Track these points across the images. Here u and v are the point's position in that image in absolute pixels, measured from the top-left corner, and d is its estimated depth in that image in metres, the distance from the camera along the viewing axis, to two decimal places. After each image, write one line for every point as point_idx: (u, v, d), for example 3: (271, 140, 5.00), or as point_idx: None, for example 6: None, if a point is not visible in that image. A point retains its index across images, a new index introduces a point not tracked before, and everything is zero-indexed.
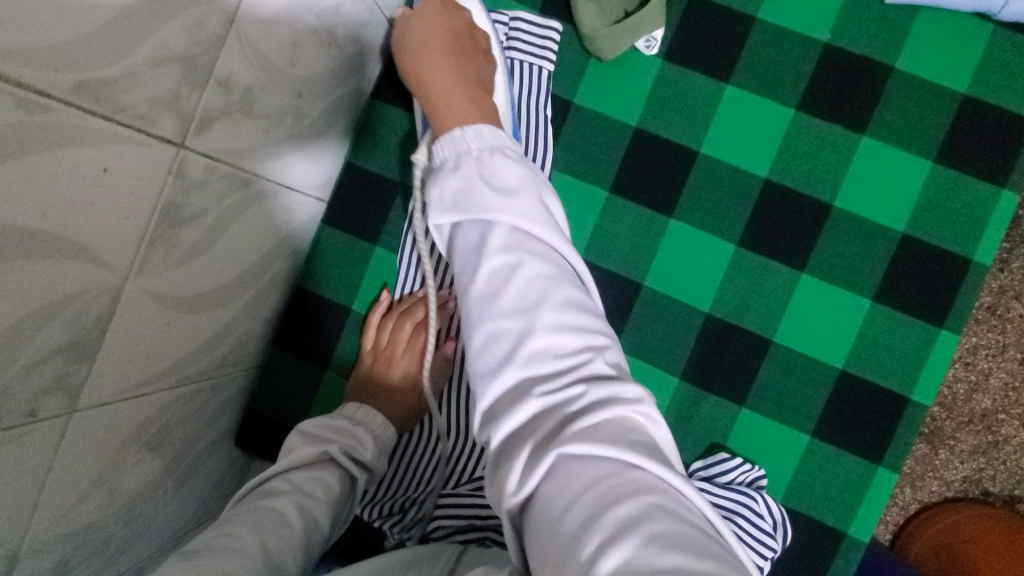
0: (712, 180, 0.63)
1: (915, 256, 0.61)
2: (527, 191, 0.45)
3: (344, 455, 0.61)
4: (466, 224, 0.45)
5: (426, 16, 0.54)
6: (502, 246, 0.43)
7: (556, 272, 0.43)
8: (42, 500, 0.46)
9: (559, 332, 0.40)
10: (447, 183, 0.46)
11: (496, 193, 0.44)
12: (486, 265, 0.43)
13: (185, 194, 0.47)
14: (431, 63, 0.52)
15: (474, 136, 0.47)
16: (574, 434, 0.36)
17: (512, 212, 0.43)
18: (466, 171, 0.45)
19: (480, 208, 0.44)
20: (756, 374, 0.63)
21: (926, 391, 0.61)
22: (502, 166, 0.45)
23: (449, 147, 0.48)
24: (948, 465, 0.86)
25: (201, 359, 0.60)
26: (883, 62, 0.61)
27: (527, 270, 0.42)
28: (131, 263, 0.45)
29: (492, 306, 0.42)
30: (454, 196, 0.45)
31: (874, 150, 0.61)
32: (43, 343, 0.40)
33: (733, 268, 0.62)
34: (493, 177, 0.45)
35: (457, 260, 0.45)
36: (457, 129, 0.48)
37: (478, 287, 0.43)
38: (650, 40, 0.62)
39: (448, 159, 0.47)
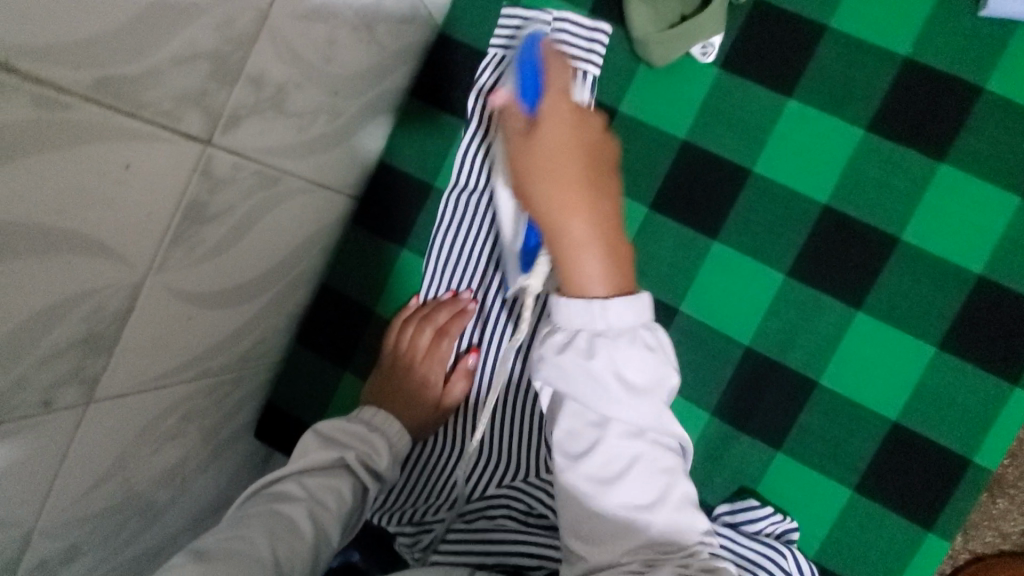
0: (764, 203, 0.58)
1: (989, 301, 0.54)
2: (654, 387, 0.45)
3: (360, 463, 0.60)
4: (584, 405, 0.46)
5: (550, 123, 0.45)
6: (623, 434, 0.45)
7: (671, 460, 0.45)
8: (56, 484, 0.47)
9: (667, 522, 0.44)
10: (570, 365, 0.44)
11: (624, 390, 0.44)
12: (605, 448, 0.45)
13: (210, 192, 0.46)
14: (557, 183, 0.44)
15: (612, 315, 0.44)
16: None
17: (640, 407, 0.44)
18: (599, 361, 0.44)
19: (605, 398, 0.44)
20: (797, 418, 0.58)
21: (991, 454, 0.55)
22: (634, 356, 0.44)
23: (584, 324, 0.45)
24: (1008, 516, 0.75)
25: (224, 353, 0.60)
26: (970, 82, 0.54)
27: (643, 462, 0.44)
28: (151, 260, 0.44)
29: (605, 487, 0.45)
30: (580, 377, 0.44)
31: (953, 180, 0.55)
32: (58, 337, 0.40)
33: (780, 299, 0.57)
34: (626, 371, 0.44)
35: (572, 433, 0.46)
36: (598, 304, 0.44)
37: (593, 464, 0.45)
38: (708, 47, 0.57)
39: (580, 341, 0.45)
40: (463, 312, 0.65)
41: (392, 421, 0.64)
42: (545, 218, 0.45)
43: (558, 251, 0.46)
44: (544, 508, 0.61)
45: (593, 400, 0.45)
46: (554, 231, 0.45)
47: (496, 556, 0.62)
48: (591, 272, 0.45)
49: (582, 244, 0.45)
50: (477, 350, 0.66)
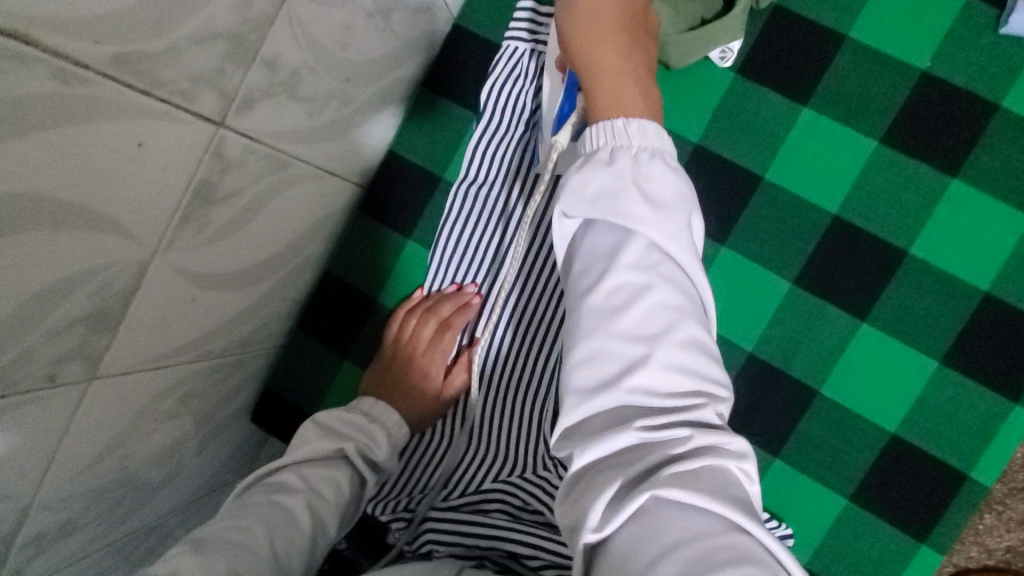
0: (774, 209, 0.58)
1: (995, 318, 0.54)
2: (678, 210, 0.39)
3: (359, 453, 0.61)
4: (600, 226, 0.40)
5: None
6: (637, 261, 0.38)
7: (688, 305, 0.38)
8: (55, 460, 0.47)
9: (673, 372, 0.36)
10: (589, 177, 0.40)
11: (646, 204, 0.39)
12: (615, 277, 0.38)
13: (221, 173, 0.46)
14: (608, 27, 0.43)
15: (636, 131, 0.40)
16: (670, 476, 0.33)
17: (659, 228, 0.38)
18: (619, 172, 0.40)
19: (622, 214, 0.39)
20: (797, 425, 0.58)
21: (988, 470, 0.55)
22: (660, 174, 0.40)
23: (609, 134, 0.41)
24: (993, 531, 0.76)
25: (225, 336, 0.60)
26: (986, 99, 0.54)
27: (657, 296, 0.38)
28: (160, 240, 0.44)
29: (609, 321, 0.38)
30: (597, 190, 0.39)
31: (964, 195, 0.55)
32: (64, 313, 0.40)
33: (785, 307, 0.58)
34: (647, 184, 0.39)
35: (581, 263, 0.40)
36: (621, 119, 0.41)
37: (599, 297, 0.38)
38: (726, 51, 0.56)
39: (602, 149, 0.41)
40: (465, 306, 0.65)
41: (391, 411, 0.64)
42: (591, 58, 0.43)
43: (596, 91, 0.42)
44: (539, 504, 0.59)
45: (609, 217, 0.39)
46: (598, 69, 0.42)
47: (484, 543, 0.59)
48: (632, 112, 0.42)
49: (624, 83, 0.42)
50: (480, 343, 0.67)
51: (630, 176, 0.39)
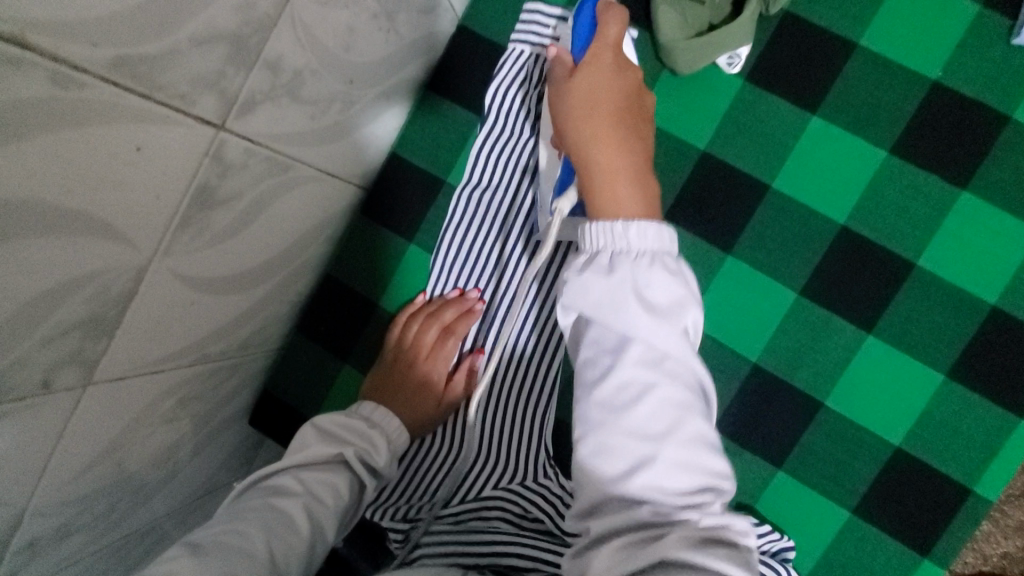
0: (781, 219, 0.57)
1: (1003, 332, 0.54)
2: (678, 311, 0.42)
3: (359, 457, 0.59)
4: (603, 328, 0.43)
5: (598, 59, 0.50)
6: (639, 362, 0.42)
7: (689, 399, 0.42)
8: (49, 466, 0.47)
9: (678, 464, 0.40)
10: (589, 281, 0.43)
11: (647, 310, 0.42)
12: (620, 378, 0.42)
13: (221, 176, 0.45)
14: (600, 128, 0.47)
15: (634, 236, 0.44)
16: (684, 547, 0.37)
17: (659, 332, 0.42)
18: (619, 277, 0.42)
19: (624, 321, 0.42)
20: (800, 437, 0.57)
21: (993, 484, 0.54)
22: (659, 277, 0.42)
23: (607, 239, 0.44)
24: (989, 538, 0.76)
25: (223, 340, 0.59)
26: (997, 110, 0.53)
27: (660, 394, 0.41)
28: (158, 244, 0.43)
29: (616, 420, 0.42)
30: (600, 298, 0.43)
31: (973, 207, 0.54)
32: (59, 319, 0.39)
33: (791, 317, 0.57)
34: (647, 290, 0.42)
35: (587, 361, 0.44)
36: (620, 222, 0.44)
37: (606, 396, 0.42)
38: (733, 57, 0.56)
39: (602, 254, 0.44)
40: (468, 310, 0.64)
41: (392, 416, 0.63)
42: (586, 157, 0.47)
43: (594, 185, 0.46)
44: (541, 512, 0.61)
45: (613, 322, 0.42)
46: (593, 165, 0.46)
47: None
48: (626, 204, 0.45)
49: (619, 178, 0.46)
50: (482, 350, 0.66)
51: (630, 284, 0.42)
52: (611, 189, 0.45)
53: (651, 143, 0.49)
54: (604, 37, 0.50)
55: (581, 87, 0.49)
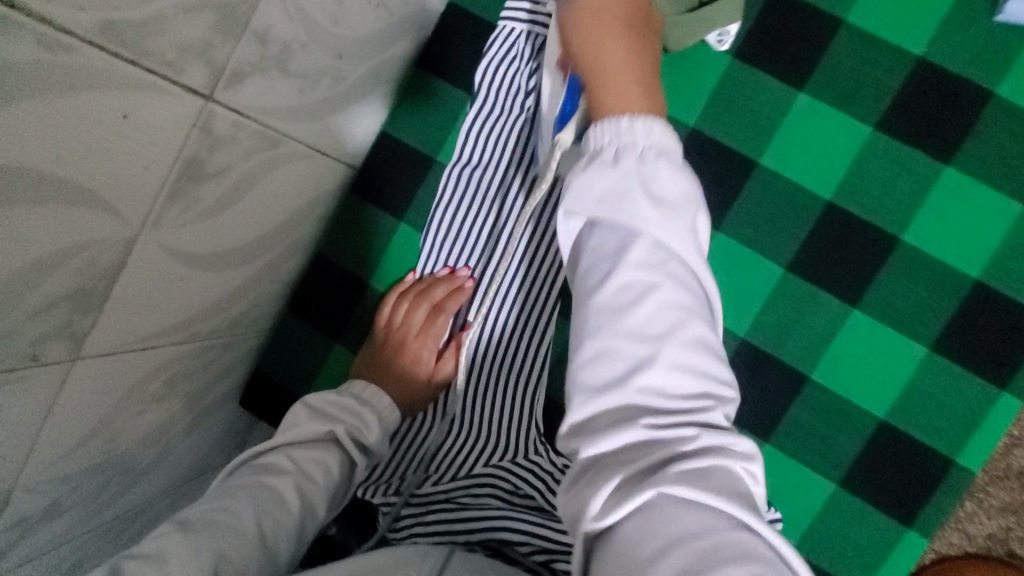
0: (768, 194, 0.57)
1: (984, 307, 0.55)
2: (683, 209, 0.40)
3: (350, 436, 0.60)
4: (604, 227, 0.40)
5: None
6: (641, 261, 0.39)
7: (693, 304, 0.39)
8: (40, 441, 0.46)
9: (679, 371, 0.37)
10: (593, 173, 0.41)
11: (651, 203, 0.39)
12: (620, 277, 0.38)
13: (209, 149, 0.45)
14: (603, 25, 0.46)
15: (640, 132, 0.41)
16: (677, 476, 0.33)
17: (663, 228, 0.39)
18: (623, 170, 0.40)
19: (627, 215, 0.39)
20: (787, 410, 0.58)
21: (974, 456, 0.55)
22: (667, 173, 0.40)
23: (612, 134, 0.42)
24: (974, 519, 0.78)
25: (213, 318, 0.59)
26: (981, 87, 0.54)
27: (662, 295, 0.38)
28: (146, 217, 0.43)
29: (614, 321, 0.38)
30: (603, 191, 0.40)
31: (956, 183, 0.55)
32: (47, 290, 0.39)
33: (778, 292, 0.58)
34: (652, 184, 0.40)
35: (586, 264, 0.41)
36: (624, 117, 0.41)
37: (605, 298, 0.39)
38: (723, 34, 0.56)
39: (607, 148, 0.41)
40: (459, 289, 0.65)
41: (382, 394, 0.64)
42: (588, 55, 0.45)
43: (593, 81, 0.44)
44: (531, 489, 0.61)
45: (615, 218, 0.39)
46: (595, 63, 0.45)
47: (476, 536, 0.60)
48: (628, 96, 0.43)
49: (621, 73, 0.44)
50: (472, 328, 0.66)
51: (635, 177, 0.40)
52: (610, 84, 0.44)
53: (658, 52, 0.48)
54: None
55: None
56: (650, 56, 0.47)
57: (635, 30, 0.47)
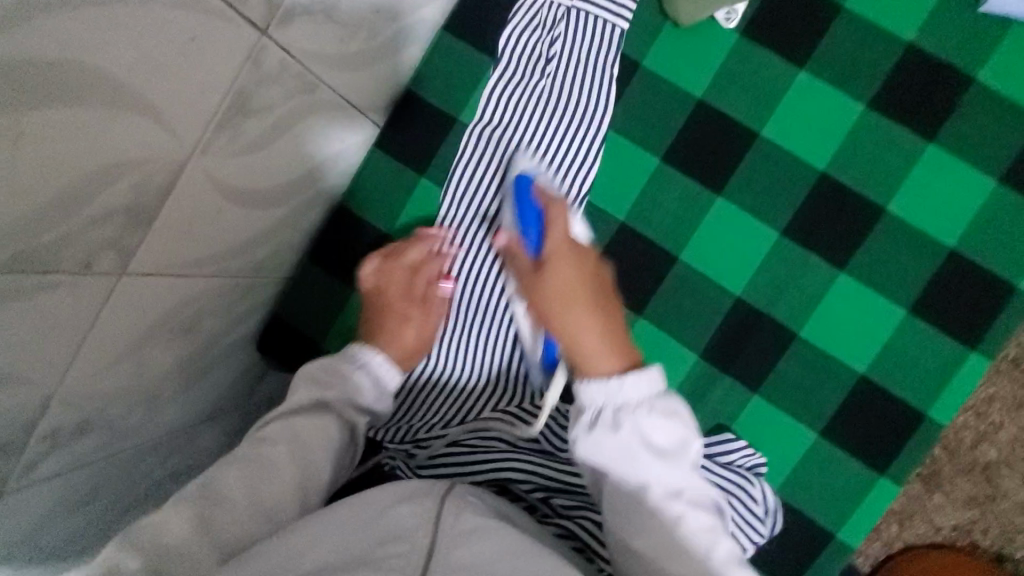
0: (767, 163, 0.62)
1: (958, 272, 0.60)
2: (679, 447, 0.52)
3: (341, 399, 0.61)
4: (623, 478, 0.52)
5: (557, 252, 0.57)
6: (664, 502, 0.51)
7: (711, 519, 0.51)
8: (80, 353, 0.49)
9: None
10: (600, 440, 0.52)
11: (654, 454, 0.51)
12: (653, 518, 0.50)
13: (256, 85, 0.48)
14: (573, 304, 0.56)
15: (629, 387, 0.52)
16: None
17: (670, 472, 0.51)
18: (627, 429, 0.51)
19: (641, 468, 0.51)
20: (775, 365, 0.62)
21: (944, 411, 0.60)
22: (660, 425, 0.52)
23: (605, 393, 0.53)
24: (941, 509, 0.89)
25: (241, 256, 0.62)
26: (963, 72, 0.59)
27: (688, 522, 0.50)
28: (197, 142, 0.46)
29: (659, 555, 0.49)
30: (616, 453, 0.51)
31: (938, 159, 0.60)
32: (106, 201, 0.42)
33: (772, 255, 0.62)
34: (651, 436, 0.52)
35: (614, 506, 0.52)
36: (612, 378, 0.53)
37: (644, 536, 0.50)
38: (731, 12, 0.61)
39: (606, 410, 0.53)
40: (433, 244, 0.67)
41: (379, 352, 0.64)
42: (564, 332, 0.56)
43: (579, 352, 0.55)
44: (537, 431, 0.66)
45: (631, 473, 0.51)
46: (575, 340, 0.55)
47: (484, 470, 0.63)
48: (607, 362, 0.54)
49: (598, 339, 0.55)
50: (449, 277, 0.69)
51: (637, 436, 0.51)
52: (593, 362, 0.54)
53: (616, 298, 0.59)
54: (553, 229, 0.58)
55: (544, 274, 0.57)
56: (614, 309, 0.58)
57: (598, 294, 0.57)
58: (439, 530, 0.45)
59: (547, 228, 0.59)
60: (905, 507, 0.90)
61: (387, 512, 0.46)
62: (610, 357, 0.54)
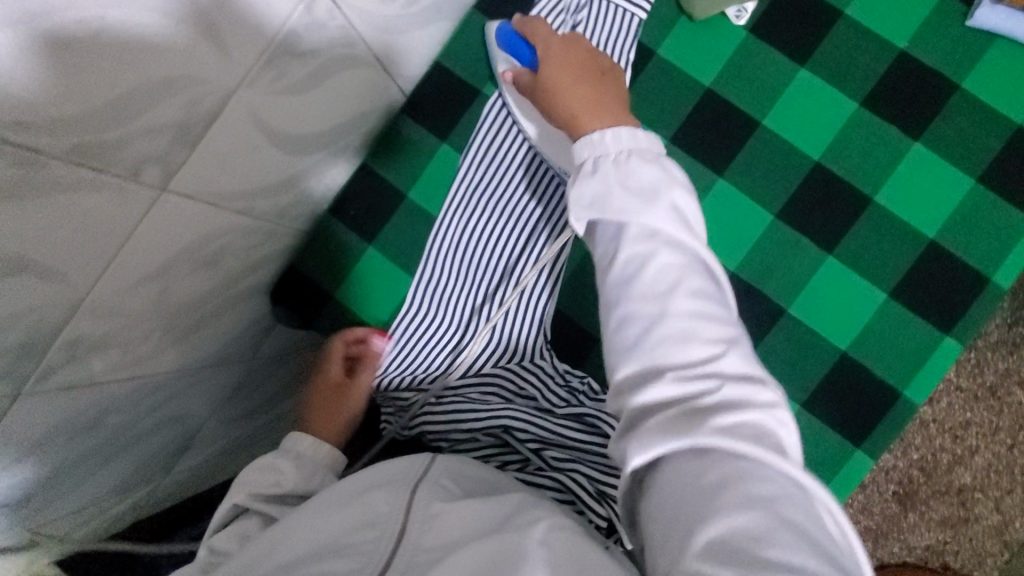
0: (766, 150, 0.67)
1: (937, 262, 0.64)
2: (661, 190, 0.51)
3: (255, 499, 0.61)
4: (603, 219, 0.53)
5: (549, 46, 0.62)
6: (637, 241, 0.50)
7: (687, 264, 0.49)
8: (114, 264, 0.51)
9: (691, 320, 0.47)
10: (583, 183, 0.53)
11: (631, 196, 0.51)
12: (625, 254, 0.50)
13: (305, 28, 0.52)
14: (563, 87, 0.60)
15: (610, 139, 0.55)
16: (713, 425, 0.42)
17: (645, 211, 0.50)
18: (604, 173, 0.53)
19: (617, 208, 0.51)
20: (764, 338, 0.66)
21: (919, 390, 0.64)
22: (638, 168, 0.52)
23: (590, 146, 0.55)
24: (915, 529, 1.05)
25: (267, 199, 0.65)
26: (949, 79, 0.65)
27: (660, 263, 0.49)
28: (246, 72, 0.50)
29: (630, 295, 0.49)
30: (592, 198, 0.52)
31: (923, 157, 0.65)
32: (161, 113, 0.45)
33: (766, 235, 0.67)
34: (630, 178, 0.52)
35: (597, 250, 0.53)
36: (596, 133, 0.55)
37: (616, 276, 0.50)
38: (741, 10, 0.67)
39: (587, 160, 0.55)
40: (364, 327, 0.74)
41: None
42: (559, 110, 0.61)
43: (574, 126, 0.60)
44: (534, 388, 0.69)
45: (605, 214, 0.52)
46: (569, 113, 0.60)
47: (483, 420, 0.67)
48: (601, 118, 0.58)
49: (590, 111, 0.59)
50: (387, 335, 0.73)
51: (613, 177, 0.52)
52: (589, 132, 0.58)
53: (611, 74, 0.62)
54: (542, 35, 0.63)
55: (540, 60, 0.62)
56: (609, 87, 0.61)
57: (589, 75, 0.61)
58: (410, 517, 0.49)
59: (535, 36, 0.63)
60: (883, 528, 1.06)
61: (364, 495, 0.51)
62: (602, 120, 0.58)
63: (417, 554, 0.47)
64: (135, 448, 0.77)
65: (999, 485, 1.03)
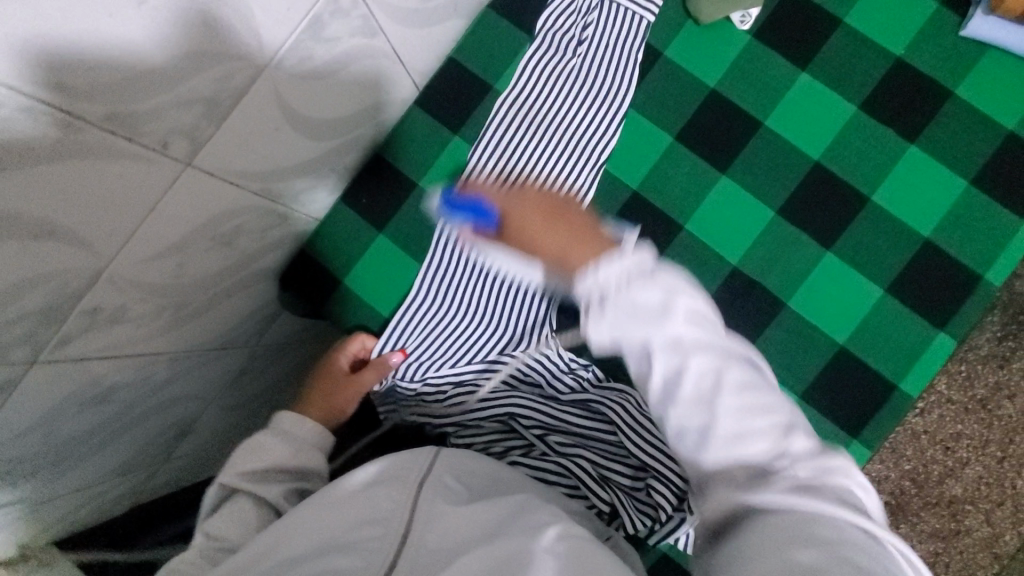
0: (768, 149, 0.69)
1: (931, 260, 0.67)
2: (670, 303, 0.52)
3: (253, 477, 0.61)
4: (627, 344, 0.53)
5: (511, 201, 0.62)
6: (667, 355, 0.52)
7: (723, 357, 0.51)
8: (136, 235, 0.53)
9: (743, 414, 0.49)
10: (598, 320, 0.54)
11: (646, 318, 0.52)
12: (660, 373, 0.52)
13: (331, 14, 0.54)
14: (537, 232, 0.61)
15: (603, 271, 0.54)
16: (786, 490, 0.44)
17: (664, 328, 0.51)
18: (616, 297, 0.53)
19: (638, 333, 0.52)
20: (764, 329, 0.68)
21: (915, 383, 0.66)
22: (642, 290, 0.53)
23: (589, 279, 0.55)
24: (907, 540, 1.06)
25: (283, 182, 0.67)
26: (943, 86, 0.68)
27: (696, 369, 0.51)
28: (274, 53, 0.52)
29: (677, 405, 0.51)
30: (612, 329, 0.53)
31: (918, 159, 0.67)
32: (192, 86, 0.47)
33: (767, 230, 0.69)
34: (640, 302, 0.52)
35: (631, 367, 0.54)
36: (587, 274, 0.55)
37: (658, 392, 0.52)
38: (746, 15, 0.70)
39: (592, 295, 0.54)
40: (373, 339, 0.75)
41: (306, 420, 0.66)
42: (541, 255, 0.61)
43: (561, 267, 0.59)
44: (538, 376, 0.70)
45: (630, 339, 0.53)
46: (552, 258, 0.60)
47: (490, 407, 0.69)
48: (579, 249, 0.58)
49: (569, 244, 0.59)
50: (404, 351, 0.73)
51: (625, 302, 0.53)
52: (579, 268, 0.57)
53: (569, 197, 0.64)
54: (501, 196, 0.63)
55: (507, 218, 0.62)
56: (574, 212, 0.61)
57: (556, 209, 0.62)
58: (414, 519, 0.48)
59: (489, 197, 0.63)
60: None
61: (364, 493, 0.51)
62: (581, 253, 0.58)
63: (422, 543, 0.46)
64: (138, 428, 0.77)
65: (989, 497, 1.05)
